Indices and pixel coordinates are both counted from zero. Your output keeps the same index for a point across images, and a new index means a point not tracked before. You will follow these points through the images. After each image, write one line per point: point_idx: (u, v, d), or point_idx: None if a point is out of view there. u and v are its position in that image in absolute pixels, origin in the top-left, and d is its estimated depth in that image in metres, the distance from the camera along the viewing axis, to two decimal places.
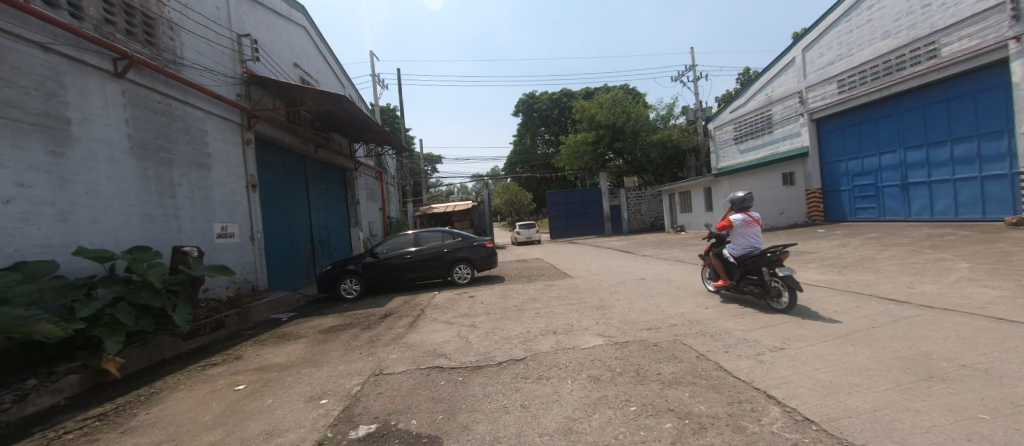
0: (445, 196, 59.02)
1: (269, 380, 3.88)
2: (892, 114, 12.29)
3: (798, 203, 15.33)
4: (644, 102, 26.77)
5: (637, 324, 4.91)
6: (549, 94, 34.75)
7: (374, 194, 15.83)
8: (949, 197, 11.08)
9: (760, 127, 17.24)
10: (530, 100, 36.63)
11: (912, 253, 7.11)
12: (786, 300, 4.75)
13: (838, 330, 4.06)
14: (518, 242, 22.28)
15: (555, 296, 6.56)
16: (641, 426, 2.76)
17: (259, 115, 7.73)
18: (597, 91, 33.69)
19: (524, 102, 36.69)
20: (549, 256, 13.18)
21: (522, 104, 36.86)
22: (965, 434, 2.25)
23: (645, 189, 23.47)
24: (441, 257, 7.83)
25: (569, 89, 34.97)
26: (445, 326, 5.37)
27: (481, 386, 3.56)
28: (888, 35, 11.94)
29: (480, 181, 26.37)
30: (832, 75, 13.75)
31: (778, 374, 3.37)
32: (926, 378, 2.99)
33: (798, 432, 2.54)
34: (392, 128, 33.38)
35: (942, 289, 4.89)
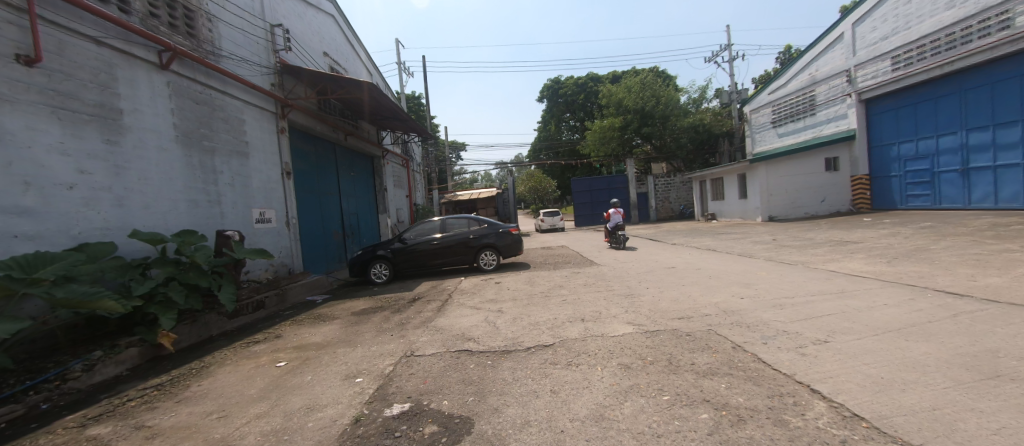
0: (470, 184, 59.60)
1: (307, 358, 4.05)
2: (952, 93, 11.32)
3: (841, 189, 14.53)
4: (674, 85, 25.78)
5: (668, 313, 4.80)
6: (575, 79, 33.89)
7: (401, 181, 16.07)
8: (1017, 182, 10.14)
9: (801, 109, 16.30)
10: (556, 84, 35.95)
11: (974, 244, 6.58)
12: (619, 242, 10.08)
13: (889, 324, 3.82)
14: (542, 229, 22.24)
15: (582, 283, 6.52)
16: (675, 416, 2.70)
17: (292, 104, 7.94)
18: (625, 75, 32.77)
19: (550, 88, 36.18)
20: (574, 243, 13.08)
21: (547, 90, 36.34)
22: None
23: (673, 176, 22.76)
24: (467, 243, 7.89)
25: (595, 73, 34.11)
26: (473, 311, 5.43)
27: (510, 370, 3.59)
28: (952, 5, 10.96)
29: (504, 169, 26.19)
30: (886, 51, 12.77)
31: (822, 368, 3.23)
32: (993, 377, 2.78)
33: (847, 428, 2.42)
34: (418, 116, 33.71)
35: (1010, 282, 4.51)
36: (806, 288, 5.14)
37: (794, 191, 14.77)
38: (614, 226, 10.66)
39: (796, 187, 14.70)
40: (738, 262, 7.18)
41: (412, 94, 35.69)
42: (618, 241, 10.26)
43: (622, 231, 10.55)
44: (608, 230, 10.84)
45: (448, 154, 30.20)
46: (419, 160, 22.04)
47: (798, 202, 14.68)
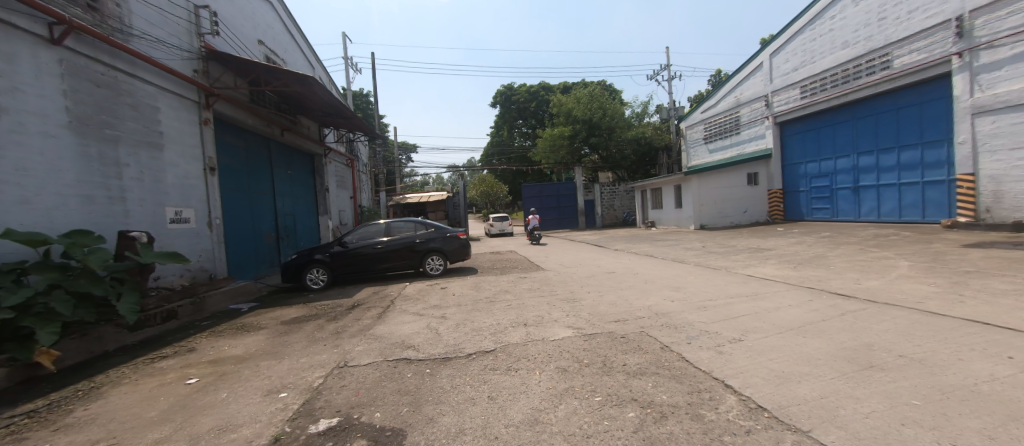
0: (421, 186, 58.31)
1: (225, 373, 3.69)
2: (848, 120, 13.02)
3: (761, 202, 16.11)
4: (620, 99, 27.18)
5: (606, 316, 5.00)
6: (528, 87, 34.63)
7: (345, 181, 15.32)
8: (894, 200, 11.84)
9: (728, 128, 17.94)
10: (509, 91, 36.42)
11: (860, 251, 7.62)
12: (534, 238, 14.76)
13: (792, 323, 4.29)
14: (493, 234, 22.33)
15: (527, 288, 6.60)
16: (605, 416, 2.81)
17: (218, 93, 7.27)
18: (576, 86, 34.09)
19: (503, 94, 36.67)
20: (522, 248, 13.27)
21: (499, 95, 36.76)
22: (902, 424, 2.47)
23: (618, 185, 23.86)
24: (412, 247, 7.69)
25: (547, 82, 35.03)
26: (415, 317, 5.29)
27: (449, 378, 3.52)
28: (847, 44, 12.61)
29: (456, 172, 25.83)
30: (796, 81, 14.43)
31: (735, 364, 3.54)
32: (868, 367, 3.23)
33: (752, 419, 2.66)
34: (366, 114, 32.44)
35: (885, 284, 5.28)
36: (726, 291, 5.63)
37: (722, 201, 16.07)
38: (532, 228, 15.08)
39: (724, 198, 16.01)
40: (671, 267, 7.68)
41: (360, 91, 34.14)
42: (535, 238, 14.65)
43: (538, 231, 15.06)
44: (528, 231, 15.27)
45: (398, 155, 29.23)
46: (365, 160, 21.17)
47: (725, 212, 16.00)
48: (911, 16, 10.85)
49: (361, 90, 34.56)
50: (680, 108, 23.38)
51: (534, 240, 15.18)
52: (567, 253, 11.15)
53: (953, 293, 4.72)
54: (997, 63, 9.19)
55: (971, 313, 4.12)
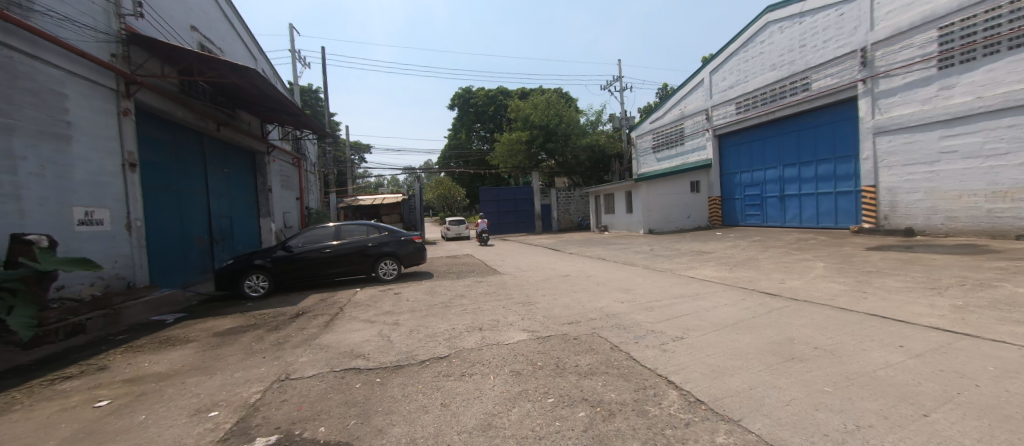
0: (374, 188, 56.24)
1: (143, 393, 3.31)
2: (776, 135, 14.43)
3: (702, 208, 17.33)
4: (575, 107, 28.07)
5: (560, 318, 5.12)
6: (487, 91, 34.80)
7: (291, 181, 14.43)
8: (813, 207, 13.26)
9: (674, 138, 19.20)
10: (467, 94, 36.43)
11: (785, 254, 8.45)
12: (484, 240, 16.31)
13: (727, 320, 4.66)
14: (449, 237, 22.11)
15: (483, 292, 6.59)
16: (556, 417, 2.87)
17: (141, 81, 6.56)
18: (534, 92, 34.77)
19: (461, 96, 36.55)
20: (479, 252, 13.24)
21: (458, 97, 36.58)
22: (816, 409, 2.77)
23: (573, 190, 24.56)
24: (363, 251, 7.38)
25: (505, 87, 35.39)
26: (365, 325, 5.08)
27: (400, 386, 3.42)
28: (774, 67, 14.01)
29: (413, 174, 25.22)
30: (732, 98, 15.78)
31: (677, 361, 3.77)
32: (790, 359, 3.58)
33: (690, 412, 2.85)
34: (315, 111, 30.77)
35: (804, 283, 5.91)
36: (671, 293, 5.98)
37: (668, 207, 17.08)
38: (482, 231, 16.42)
39: (670, 204, 17.02)
40: (621, 270, 8.03)
41: (309, 87, 32.36)
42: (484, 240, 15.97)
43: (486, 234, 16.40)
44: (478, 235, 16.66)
45: (350, 155, 27.92)
46: (313, 159, 20.02)
47: (670, 217, 17.02)
48: (825, 45, 12.29)
49: (310, 86, 32.74)
50: (631, 118, 24.63)
51: (482, 242, 16.58)
52: (523, 257, 11.27)
53: (858, 291, 5.37)
54: (892, 91, 10.64)
55: (872, 308, 4.72)
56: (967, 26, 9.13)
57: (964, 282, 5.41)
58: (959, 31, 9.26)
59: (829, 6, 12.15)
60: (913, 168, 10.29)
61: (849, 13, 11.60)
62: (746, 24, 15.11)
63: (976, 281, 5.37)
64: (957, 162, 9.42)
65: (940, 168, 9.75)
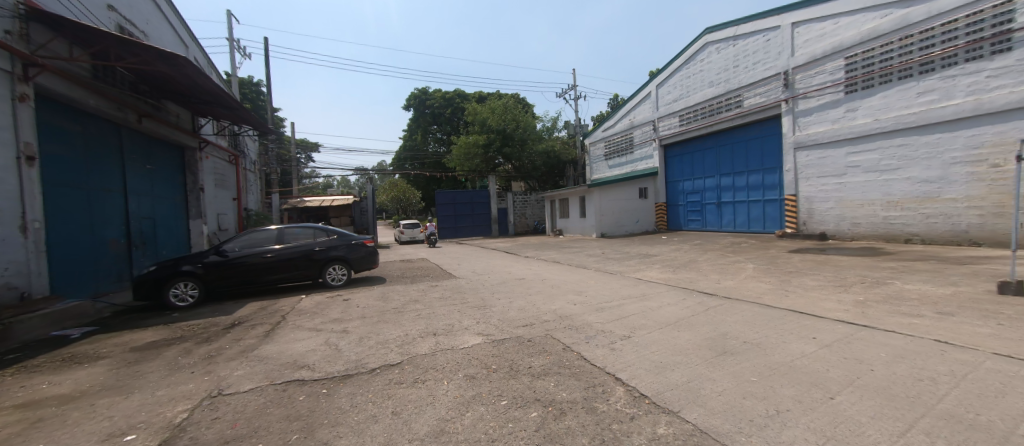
0: (321, 189, 53.39)
1: (40, 419, 2.88)
2: (714, 147, 15.69)
3: (649, 213, 18.37)
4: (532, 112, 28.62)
5: (515, 321, 5.19)
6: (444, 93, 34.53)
7: (227, 181, 13.31)
8: (745, 214, 14.51)
9: (624, 147, 20.26)
10: (424, 95, 36.14)
11: (721, 256, 9.20)
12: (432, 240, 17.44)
13: (670, 319, 4.98)
14: (403, 241, 21.61)
15: (438, 296, 6.50)
16: (509, 418, 2.90)
17: (44, 64, 5.74)
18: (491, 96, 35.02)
19: (417, 97, 35.96)
20: (434, 256, 13.01)
21: (414, 98, 35.95)
22: (743, 397, 3.06)
23: (529, 194, 24.93)
24: (309, 256, 6.98)
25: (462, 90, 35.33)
26: (311, 333, 4.81)
27: (348, 396, 3.28)
28: (712, 84, 15.25)
29: (365, 175, 24.27)
30: (676, 110, 16.94)
31: (624, 358, 3.98)
32: (723, 353, 3.91)
33: (635, 406, 3.02)
34: (256, 106, 28.59)
35: (736, 283, 6.48)
36: (620, 294, 6.28)
37: (619, 212, 17.92)
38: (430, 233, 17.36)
39: (621, 210, 17.87)
40: (575, 272, 8.30)
41: (249, 80, 30.07)
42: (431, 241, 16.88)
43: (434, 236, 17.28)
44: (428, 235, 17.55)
45: (295, 153, 26.11)
46: (253, 156, 18.60)
47: (621, 222, 17.86)
48: (754, 67, 13.61)
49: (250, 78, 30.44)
50: (584, 125, 25.58)
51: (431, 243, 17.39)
52: (478, 260, 11.27)
53: (780, 289, 6.00)
54: (809, 111, 12.02)
55: (791, 304, 5.29)
56: (866, 57, 10.57)
57: (862, 280, 6.26)
58: (861, 61, 10.69)
59: (758, 32, 13.49)
60: (825, 180, 11.67)
61: (774, 39, 12.95)
62: (688, 43, 16.34)
63: (872, 279, 6.24)
64: (859, 175, 10.83)
65: (846, 180, 11.15)
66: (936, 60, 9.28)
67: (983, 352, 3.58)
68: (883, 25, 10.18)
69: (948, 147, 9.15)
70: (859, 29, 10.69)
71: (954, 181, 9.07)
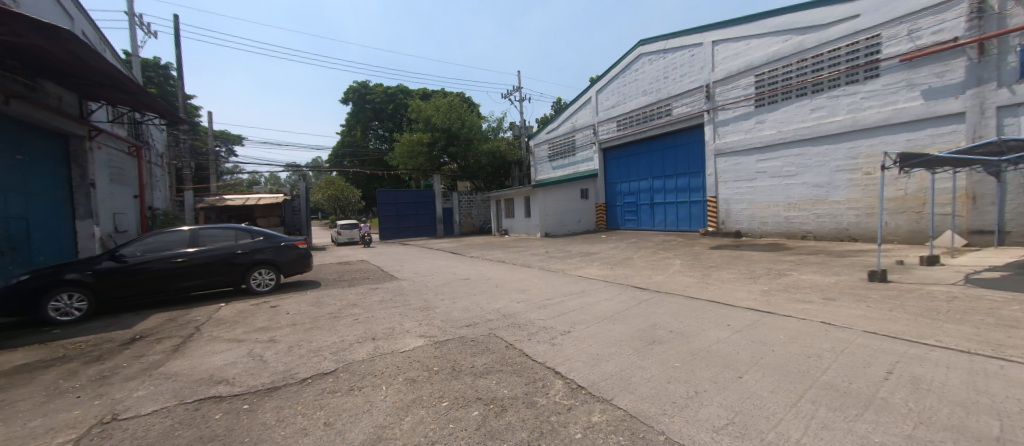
0: (246, 186, 48.68)
1: None
2: (647, 151, 16.85)
3: (590, 213, 19.30)
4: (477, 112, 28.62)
5: (459, 321, 5.16)
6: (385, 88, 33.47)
7: (127, 175, 11.63)
8: (674, 214, 15.75)
9: (567, 149, 21.13)
10: (363, 88, 34.67)
11: (653, 253, 9.94)
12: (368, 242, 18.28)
13: (606, 313, 5.27)
14: (341, 242, 20.57)
15: (378, 299, 6.25)
16: (450, 419, 2.89)
17: None
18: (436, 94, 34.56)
19: (356, 91, 34.58)
20: (375, 257, 12.49)
21: (353, 92, 34.49)
22: (668, 381, 3.34)
23: (475, 194, 24.93)
24: (230, 260, 6.34)
25: (406, 86, 34.45)
26: (231, 344, 4.38)
27: (275, 410, 3.05)
28: (645, 93, 16.37)
29: (298, 173, 22.60)
30: (614, 116, 17.94)
31: (564, 353, 4.14)
32: (651, 343, 4.24)
33: (573, 397, 3.17)
34: (163, 91, 25.29)
35: (666, 278, 7.03)
36: (561, 291, 6.51)
37: (562, 212, 18.58)
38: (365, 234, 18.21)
39: (563, 210, 18.53)
40: (519, 271, 8.45)
41: (156, 61, 26.54)
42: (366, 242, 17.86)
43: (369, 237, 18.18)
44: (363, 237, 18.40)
45: (213, 147, 23.37)
46: (160, 148, 16.39)
47: (564, 221, 18.53)
48: (681, 79, 14.83)
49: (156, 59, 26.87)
50: (529, 127, 26.18)
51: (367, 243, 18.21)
52: (422, 261, 11.02)
53: (702, 282, 6.61)
54: (727, 121, 13.39)
55: (710, 295, 5.87)
56: (772, 76, 12.04)
57: (768, 272, 7.14)
58: (767, 79, 12.16)
59: (684, 47, 14.71)
60: (740, 184, 13.08)
61: (697, 55, 14.22)
62: (625, 53, 17.34)
63: (775, 271, 7.15)
64: (767, 180, 12.30)
65: (756, 184, 12.60)
66: (824, 82, 10.86)
67: (856, 331, 4.27)
68: (784, 48, 11.67)
69: (833, 157, 10.73)
70: (766, 51, 12.14)
71: (838, 186, 10.65)
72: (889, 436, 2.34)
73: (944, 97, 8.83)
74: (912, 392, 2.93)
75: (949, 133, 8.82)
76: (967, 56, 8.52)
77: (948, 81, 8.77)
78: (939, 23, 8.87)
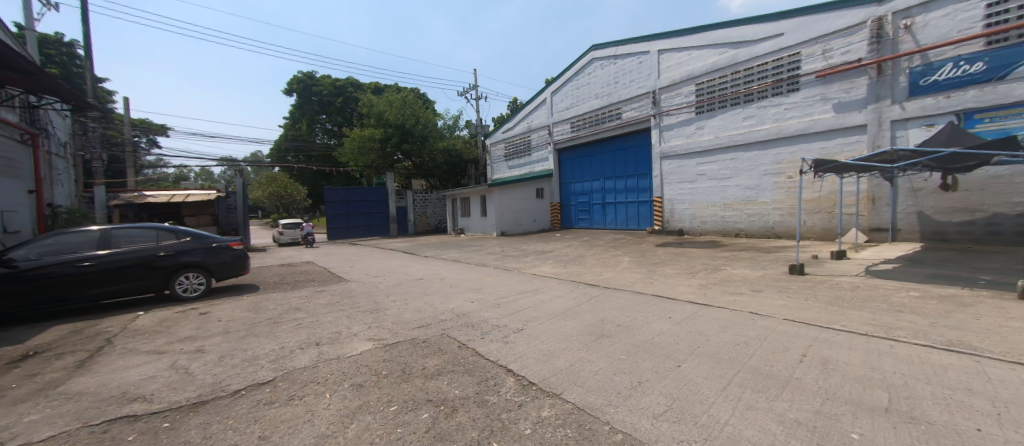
0: (172, 183, 43.95)
1: None
2: (599, 153, 17.47)
3: (545, 212, 19.71)
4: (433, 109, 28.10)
5: (410, 323, 5.05)
6: (334, 80, 31.87)
7: (17, 168, 10.07)
8: (623, 213, 16.49)
9: (523, 149, 21.40)
10: (308, 79, 32.55)
11: (603, 251, 10.37)
12: (311, 241, 17.57)
13: (558, 310, 5.41)
14: (284, 243, 19.31)
15: (324, 303, 5.94)
16: (398, 423, 2.82)
17: None
18: (390, 89, 33.50)
19: (302, 82, 32.56)
20: (321, 258, 11.85)
21: (298, 82, 32.43)
22: (614, 373, 3.50)
23: (430, 193, 24.48)
24: (150, 263, 5.72)
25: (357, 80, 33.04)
26: (150, 357, 3.95)
27: (202, 426, 2.80)
28: (597, 96, 16.96)
29: (234, 167, 20.87)
30: (568, 118, 18.42)
31: (516, 350, 4.19)
32: (599, 337, 4.41)
33: (523, 393, 3.22)
34: (67, 71, 22.15)
35: (615, 274, 7.36)
36: (514, 289, 6.59)
37: (518, 211, 18.78)
38: (307, 233, 17.53)
39: (519, 209, 18.75)
40: (474, 270, 8.44)
41: (57, 37, 23.17)
42: (308, 242, 17.32)
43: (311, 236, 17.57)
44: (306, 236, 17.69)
45: (131, 137, 20.91)
46: (62, 136, 14.36)
47: (520, 221, 18.75)
48: (630, 84, 15.54)
49: (57, 35, 23.46)
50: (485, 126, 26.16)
51: (309, 243, 17.54)
52: (373, 262, 10.63)
53: (647, 278, 7.00)
54: (671, 126, 14.22)
55: (653, 289, 6.24)
56: (710, 85, 12.96)
57: (705, 267, 7.71)
58: (706, 88, 13.08)
59: (633, 54, 15.41)
60: (682, 185, 13.97)
61: (645, 62, 14.97)
62: (578, 57, 17.83)
63: (712, 266, 7.74)
64: (705, 182, 13.26)
65: (697, 186, 13.51)
66: (754, 93, 11.88)
67: (778, 319, 4.73)
68: (720, 60, 12.61)
69: (761, 162, 11.78)
70: (705, 62, 13.05)
71: (765, 188, 11.72)
72: (802, 412, 2.63)
73: (850, 110, 10.01)
74: (820, 371, 3.31)
75: (854, 143, 10.02)
76: (868, 76, 9.71)
77: (854, 97, 9.95)
78: (847, 45, 10.04)
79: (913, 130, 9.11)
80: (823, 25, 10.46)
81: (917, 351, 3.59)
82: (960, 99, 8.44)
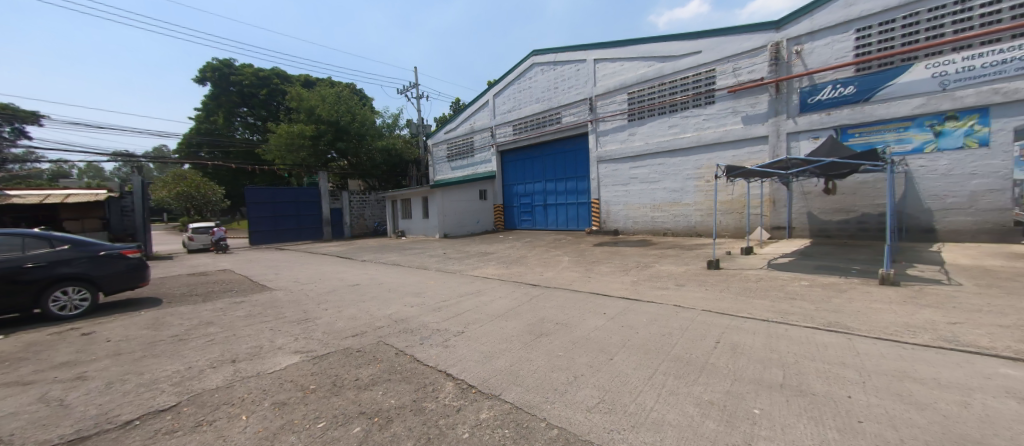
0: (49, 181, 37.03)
1: None
2: (541, 155, 17.95)
3: (488, 214, 19.84)
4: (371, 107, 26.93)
5: (343, 332, 4.78)
6: (256, 70, 29.28)
7: None
8: (564, 214, 17.11)
9: (465, 150, 21.33)
10: (225, 67, 29.60)
11: (545, 251, 10.67)
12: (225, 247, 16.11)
13: (498, 311, 5.46)
14: (194, 249, 17.28)
15: (243, 315, 5.41)
16: (327, 440, 2.66)
17: None
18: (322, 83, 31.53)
19: (217, 69, 29.59)
20: (241, 265, 10.76)
21: (213, 69, 29.37)
22: (551, 371, 3.61)
23: (368, 194, 23.49)
24: (13, 277, 4.78)
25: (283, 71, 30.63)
26: (8, 391, 3.29)
27: None
28: (538, 100, 17.41)
29: (132, 163, 18.18)
30: (510, 120, 18.68)
31: (456, 354, 4.15)
32: (538, 336, 4.52)
33: (462, 397, 3.21)
34: None
35: (555, 274, 7.61)
36: (455, 292, 6.53)
37: (461, 212, 18.66)
38: (218, 239, 16.07)
39: (462, 210, 18.65)
40: (415, 274, 8.22)
41: None
42: (220, 248, 15.95)
43: (223, 241, 16.16)
44: (217, 241, 16.16)
45: None
46: None
47: (463, 222, 18.66)
48: (569, 90, 16.16)
49: None
50: (427, 126, 25.68)
51: (220, 250, 16.13)
52: (303, 268, 9.90)
53: (584, 276, 7.33)
54: (607, 131, 15.03)
55: (589, 287, 6.55)
56: (640, 95, 13.92)
57: (636, 264, 8.27)
58: (637, 97, 14.02)
59: (571, 62, 16.05)
60: (617, 188, 14.84)
61: (582, 70, 15.67)
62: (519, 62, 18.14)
63: (642, 263, 8.32)
64: (637, 185, 14.22)
65: (630, 188, 14.42)
66: (677, 104, 13.00)
67: (697, 310, 5.21)
68: (648, 72, 13.61)
69: (683, 167, 12.92)
70: (636, 73, 13.99)
71: (687, 191, 12.85)
72: (714, 393, 2.93)
73: (755, 123, 11.34)
74: (730, 356, 3.71)
75: (759, 152, 11.37)
76: (768, 93, 11.08)
77: (758, 111, 11.29)
78: (753, 65, 11.37)
79: (803, 142, 10.57)
80: (733, 45, 11.73)
81: (806, 333, 4.17)
82: (838, 116, 9.95)
